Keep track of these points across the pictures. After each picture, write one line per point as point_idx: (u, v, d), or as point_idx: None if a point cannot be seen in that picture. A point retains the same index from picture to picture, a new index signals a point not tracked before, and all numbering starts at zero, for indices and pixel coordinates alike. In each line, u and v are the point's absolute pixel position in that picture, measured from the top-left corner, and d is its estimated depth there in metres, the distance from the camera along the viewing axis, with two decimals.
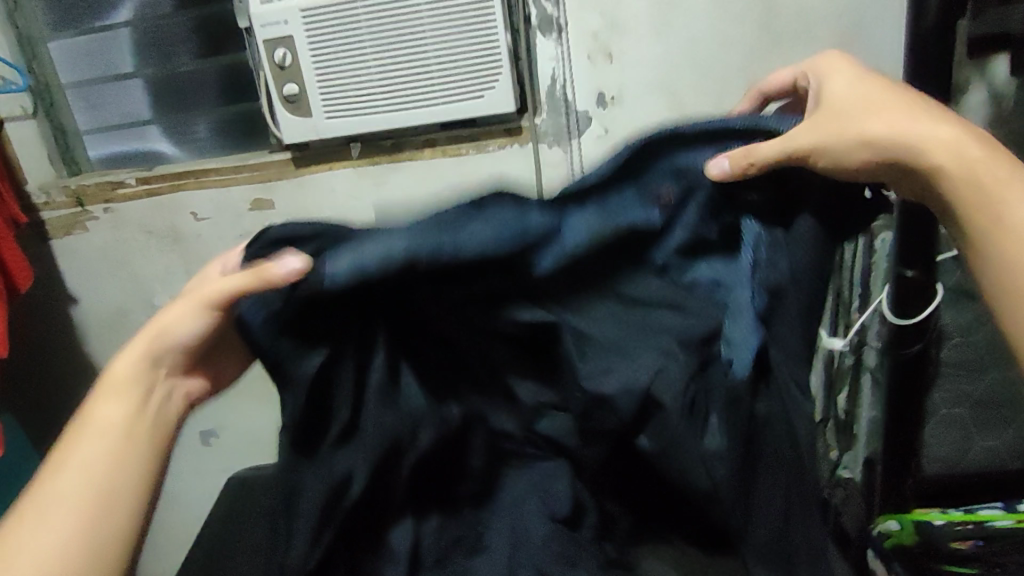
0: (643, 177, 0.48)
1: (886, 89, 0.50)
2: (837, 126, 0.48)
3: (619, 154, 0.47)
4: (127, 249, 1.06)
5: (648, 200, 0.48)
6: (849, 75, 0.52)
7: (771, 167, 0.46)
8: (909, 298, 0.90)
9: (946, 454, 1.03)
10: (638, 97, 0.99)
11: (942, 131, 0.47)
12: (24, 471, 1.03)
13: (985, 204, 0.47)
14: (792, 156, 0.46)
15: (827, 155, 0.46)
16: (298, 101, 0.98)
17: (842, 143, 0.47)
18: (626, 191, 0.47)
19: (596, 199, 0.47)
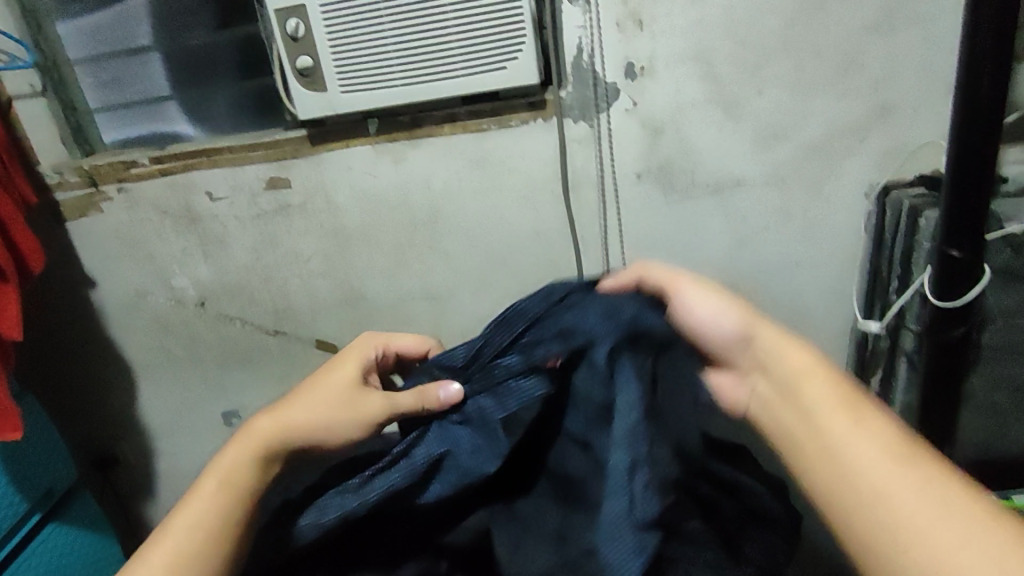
0: (535, 350, 0.66)
1: (743, 312, 0.66)
2: (706, 288, 0.68)
3: (515, 327, 0.68)
4: (142, 230, 1.04)
5: (529, 366, 0.65)
6: (718, 306, 0.66)
7: (652, 287, 0.69)
8: (955, 278, 0.85)
9: (981, 440, 0.98)
10: (670, 68, 0.93)
11: (801, 363, 0.61)
12: (45, 451, 1.03)
13: (825, 448, 0.55)
14: (664, 289, 0.68)
15: (676, 298, 0.67)
16: (312, 74, 0.93)
17: (693, 293, 0.67)
18: (532, 376, 0.66)
19: (517, 377, 0.66)
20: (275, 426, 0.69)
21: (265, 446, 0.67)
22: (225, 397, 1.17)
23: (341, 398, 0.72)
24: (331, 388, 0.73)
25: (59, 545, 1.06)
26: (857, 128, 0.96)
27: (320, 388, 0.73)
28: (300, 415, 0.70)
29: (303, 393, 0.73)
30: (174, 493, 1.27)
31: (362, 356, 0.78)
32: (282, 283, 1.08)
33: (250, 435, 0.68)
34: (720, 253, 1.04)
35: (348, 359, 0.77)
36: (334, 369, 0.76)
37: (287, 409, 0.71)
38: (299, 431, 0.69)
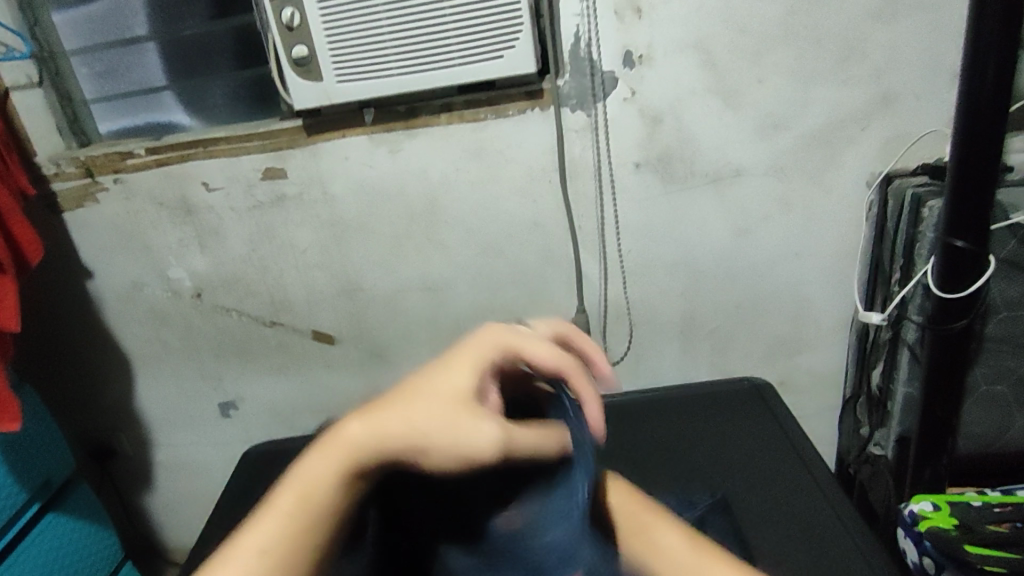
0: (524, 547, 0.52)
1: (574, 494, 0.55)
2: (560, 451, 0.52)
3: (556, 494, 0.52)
4: (139, 221, 1.04)
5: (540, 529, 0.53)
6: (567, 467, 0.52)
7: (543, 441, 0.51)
8: (959, 269, 0.84)
9: (983, 433, 0.97)
10: (669, 56, 0.92)
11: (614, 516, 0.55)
12: (46, 442, 1.03)
13: None
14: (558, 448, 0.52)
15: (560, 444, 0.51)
16: (308, 63, 0.92)
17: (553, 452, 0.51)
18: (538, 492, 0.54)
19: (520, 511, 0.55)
20: (360, 436, 0.49)
21: (351, 467, 0.49)
22: (223, 388, 1.17)
23: (455, 403, 0.50)
24: (441, 389, 0.51)
25: (60, 534, 1.05)
26: (859, 117, 0.94)
27: (426, 386, 0.51)
28: (399, 421, 0.49)
29: (407, 389, 0.52)
30: (173, 483, 1.27)
31: (486, 350, 0.53)
32: (278, 274, 1.07)
33: (332, 443, 0.49)
34: (719, 243, 1.03)
35: (471, 352, 0.52)
36: (449, 357, 0.53)
37: (378, 409, 0.51)
38: (392, 453, 0.49)
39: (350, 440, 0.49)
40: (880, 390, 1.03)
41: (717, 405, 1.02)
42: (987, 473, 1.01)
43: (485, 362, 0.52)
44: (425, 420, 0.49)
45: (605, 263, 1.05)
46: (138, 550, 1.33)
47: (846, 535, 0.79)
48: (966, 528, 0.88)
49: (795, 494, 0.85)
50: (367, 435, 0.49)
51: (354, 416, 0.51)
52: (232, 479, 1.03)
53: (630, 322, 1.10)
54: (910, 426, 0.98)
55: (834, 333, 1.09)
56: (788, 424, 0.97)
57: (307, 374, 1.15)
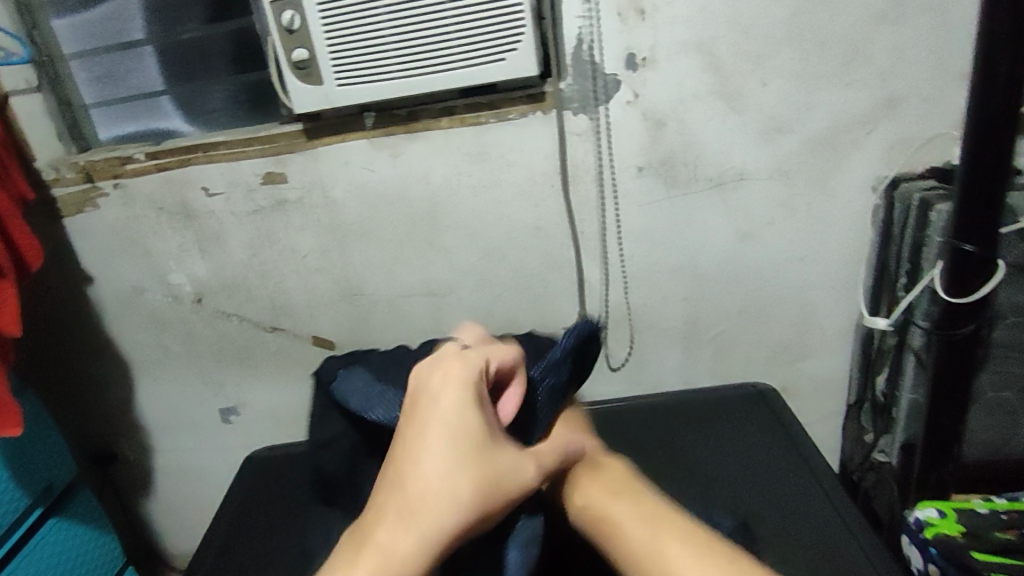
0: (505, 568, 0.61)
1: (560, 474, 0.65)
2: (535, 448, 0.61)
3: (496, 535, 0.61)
4: (139, 226, 1.03)
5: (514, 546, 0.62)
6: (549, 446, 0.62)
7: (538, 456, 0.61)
8: (966, 274, 0.83)
9: (990, 439, 0.96)
10: (672, 58, 0.91)
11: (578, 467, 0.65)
12: (47, 447, 1.03)
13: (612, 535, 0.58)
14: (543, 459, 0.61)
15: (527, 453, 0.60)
16: (308, 67, 0.92)
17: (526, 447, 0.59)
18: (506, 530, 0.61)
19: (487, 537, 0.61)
20: (391, 537, 0.51)
21: (397, 571, 0.50)
22: (223, 393, 1.17)
23: (461, 459, 0.54)
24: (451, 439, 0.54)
25: (61, 539, 1.05)
26: (864, 120, 0.93)
27: (428, 459, 0.54)
28: (422, 505, 0.52)
29: (408, 469, 0.54)
30: (174, 488, 1.27)
31: (465, 391, 0.57)
32: (278, 279, 1.07)
33: (363, 555, 0.51)
34: (722, 247, 1.02)
35: (452, 400, 0.56)
36: (432, 413, 0.56)
37: (396, 503, 0.53)
38: (429, 536, 0.52)
39: (382, 545, 0.51)
40: (885, 396, 1.02)
41: (719, 410, 1.02)
42: (993, 480, 0.99)
43: (473, 402, 0.56)
44: (449, 484, 0.53)
45: (607, 268, 1.04)
46: (139, 555, 1.33)
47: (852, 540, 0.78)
48: (973, 535, 0.87)
49: (798, 505, 0.84)
50: (411, 535, 0.51)
51: (375, 518, 0.53)
52: (234, 485, 1.03)
53: (631, 327, 1.09)
54: (915, 432, 0.97)
55: (838, 338, 1.08)
56: (793, 431, 0.96)
57: (308, 379, 1.15)
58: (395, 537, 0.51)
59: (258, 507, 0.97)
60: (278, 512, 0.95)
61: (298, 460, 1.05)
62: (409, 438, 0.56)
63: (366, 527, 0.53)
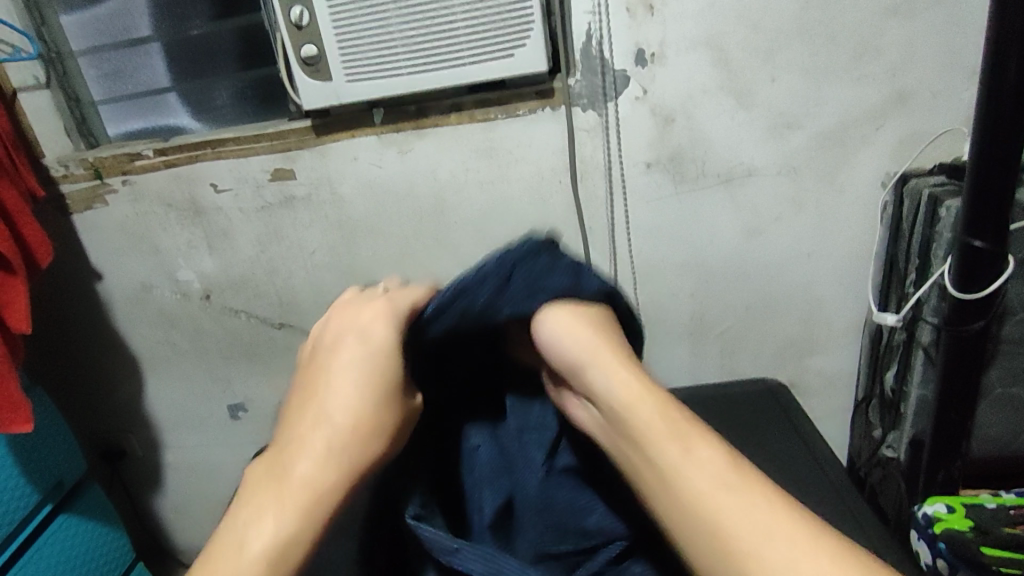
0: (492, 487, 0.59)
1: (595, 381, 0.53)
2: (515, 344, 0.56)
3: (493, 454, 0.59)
4: (147, 222, 1.03)
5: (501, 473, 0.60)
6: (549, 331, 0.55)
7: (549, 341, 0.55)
8: (976, 269, 0.83)
9: (998, 435, 0.96)
10: (681, 54, 0.91)
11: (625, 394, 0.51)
12: (57, 443, 1.03)
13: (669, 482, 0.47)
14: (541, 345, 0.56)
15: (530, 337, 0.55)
16: (317, 63, 0.91)
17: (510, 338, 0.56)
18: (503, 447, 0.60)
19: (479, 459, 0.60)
20: (315, 473, 0.49)
21: (309, 487, 0.48)
22: (231, 389, 1.17)
23: (390, 405, 0.52)
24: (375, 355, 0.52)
25: (72, 535, 1.05)
26: (873, 116, 0.93)
27: (355, 401, 0.51)
28: (346, 445, 0.50)
29: (331, 407, 0.51)
30: (182, 484, 1.27)
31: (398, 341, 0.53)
32: (287, 275, 1.07)
33: (286, 488, 0.48)
34: (731, 243, 1.02)
35: (383, 345, 0.53)
36: (360, 357, 0.52)
37: (319, 440, 0.50)
38: (350, 473, 0.50)
39: (306, 478, 0.48)
40: (893, 391, 1.02)
41: (728, 406, 1.02)
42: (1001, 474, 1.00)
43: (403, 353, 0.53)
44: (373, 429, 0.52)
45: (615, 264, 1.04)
46: (148, 550, 1.33)
47: (862, 534, 0.78)
48: (981, 529, 0.87)
49: (808, 501, 0.84)
50: (326, 449, 0.49)
51: (294, 448, 0.50)
52: None
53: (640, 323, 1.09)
54: (923, 428, 0.97)
55: (845, 334, 1.08)
56: (804, 427, 0.96)
57: None
58: (306, 459, 0.49)
59: None
60: None
61: None
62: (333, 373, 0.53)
63: (285, 458, 0.50)
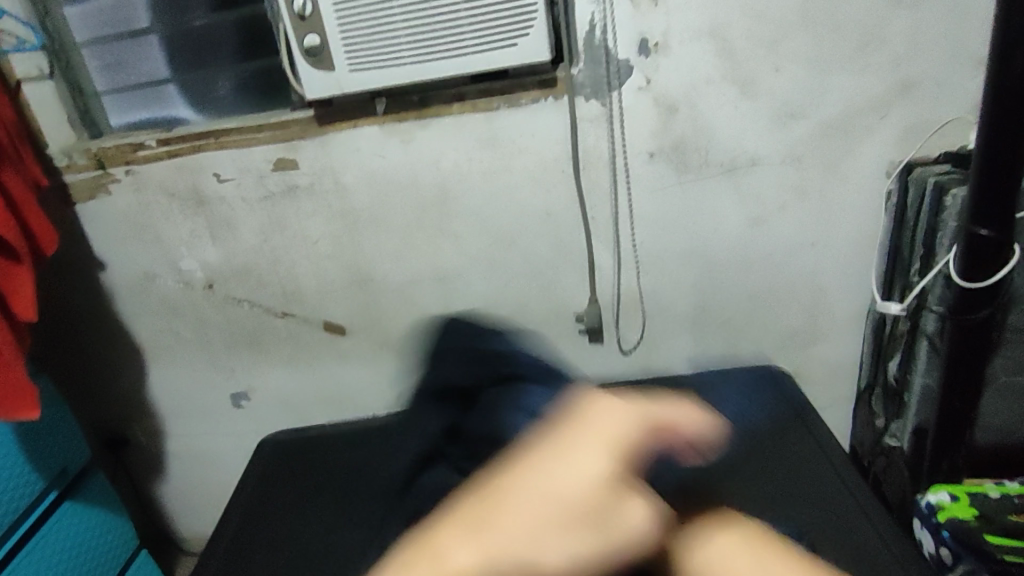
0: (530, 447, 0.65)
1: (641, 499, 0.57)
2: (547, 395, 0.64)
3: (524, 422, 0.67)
4: (151, 212, 1.03)
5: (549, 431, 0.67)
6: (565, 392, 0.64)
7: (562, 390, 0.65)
8: (981, 259, 0.83)
9: (1002, 424, 0.96)
10: (684, 43, 0.91)
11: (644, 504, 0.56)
12: (63, 431, 1.04)
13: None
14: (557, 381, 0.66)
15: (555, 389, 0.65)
16: (319, 53, 0.91)
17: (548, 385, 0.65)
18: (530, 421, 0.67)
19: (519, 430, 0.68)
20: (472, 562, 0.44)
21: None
22: (235, 379, 1.17)
23: (576, 520, 0.47)
24: (565, 482, 0.47)
25: (77, 523, 1.06)
26: (877, 105, 0.93)
27: (546, 506, 0.46)
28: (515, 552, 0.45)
29: (519, 497, 0.47)
30: (186, 474, 1.27)
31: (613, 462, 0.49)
32: (290, 265, 1.07)
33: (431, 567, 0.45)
34: (734, 233, 1.02)
35: (595, 459, 0.49)
36: (566, 462, 0.48)
37: (493, 526, 0.45)
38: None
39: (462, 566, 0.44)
40: (897, 381, 1.02)
41: (732, 395, 1.02)
42: (1005, 465, 0.99)
43: (615, 472, 0.49)
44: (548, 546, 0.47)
45: (619, 254, 1.04)
46: (152, 540, 1.34)
47: (868, 522, 0.78)
48: (986, 518, 0.87)
49: (812, 489, 0.84)
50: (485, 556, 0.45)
51: (459, 522, 0.46)
52: (248, 468, 1.04)
53: (643, 313, 1.09)
54: (927, 418, 0.96)
55: (849, 324, 1.08)
56: (809, 416, 0.95)
57: (319, 366, 1.15)
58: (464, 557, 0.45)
59: (272, 491, 0.98)
60: (293, 497, 0.96)
61: (310, 445, 1.06)
62: (533, 463, 0.49)
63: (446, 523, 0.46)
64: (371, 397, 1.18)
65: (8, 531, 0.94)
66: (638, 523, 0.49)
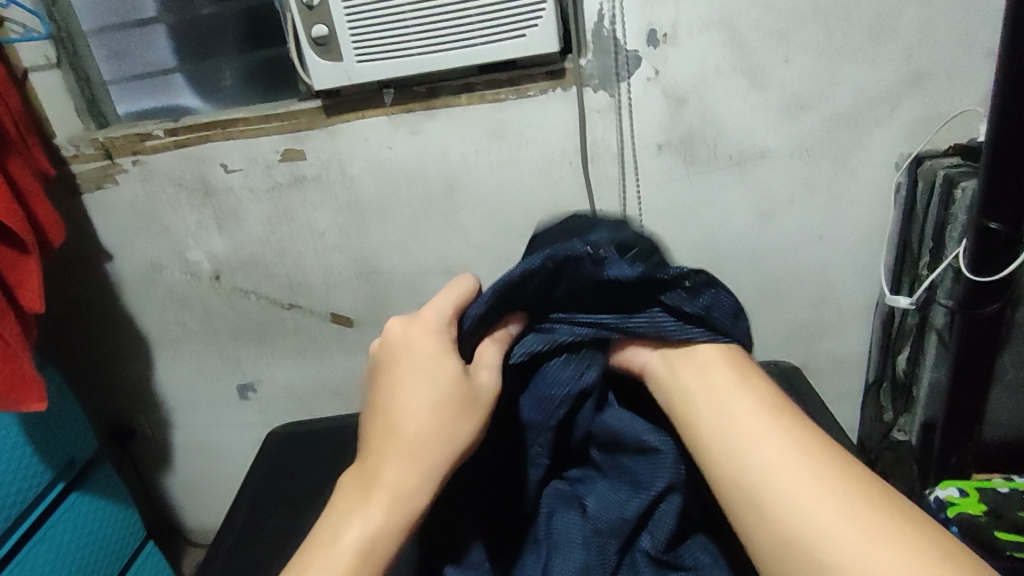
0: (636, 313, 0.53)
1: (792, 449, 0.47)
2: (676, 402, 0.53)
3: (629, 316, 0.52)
4: (158, 202, 1.03)
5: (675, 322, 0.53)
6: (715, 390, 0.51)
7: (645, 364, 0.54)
8: (992, 251, 0.82)
9: (1010, 419, 0.96)
10: (693, 34, 0.90)
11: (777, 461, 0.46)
12: (71, 422, 1.04)
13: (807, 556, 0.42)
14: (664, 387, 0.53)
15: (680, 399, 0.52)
16: (328, 43, 0.91)
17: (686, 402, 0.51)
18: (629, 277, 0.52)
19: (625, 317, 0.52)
20: (401, 475, 0.48)
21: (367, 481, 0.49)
22: (241, 370, 1.17)
23: (444, 414, 0.50)
24: (409, 352, 0.53)
25: (84, 514, 1.06)
26: (887, 97, 0.92)
27: (409, 420, 0.50)
28: (411, 441, 0.49)
29: (378, 433, 0.50)
30: (192, 465, 1.28)
31: (441, 338, 0.53)
32: (296, 257, 1.07)
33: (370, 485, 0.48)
34: (742, 226, 1.02)
35: (429, 353, 0.52)
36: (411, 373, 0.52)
37: (388, 450, 0.49)
38: (424, 468, 0.48)
39: (391, 483, 0.48)
40: (906, 375, 1.02)
41: None
42: (1012, 460, 0.99)
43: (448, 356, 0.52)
44: (424, 397, 0.50)
45: None
46: (159, 530, 1.35)
47: None
48: (995, 513, 0.87)
49: None
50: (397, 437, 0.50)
51: (370, 469, 0.49)
52: (256, 460, 1.04)
53: None
54: (935, 413, 0.96)
55: (856, 318, 1.07)
56: (817, 410, 0.95)
57: (326, 357, 1.16)
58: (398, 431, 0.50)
59: (279, 483, 0.98)
60: (300, 489, 0.96)
61: (316, 437, 1.06)
62: (387, 390, 0.52)
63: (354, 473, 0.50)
64: None
65: (17, 520, 0.95)
66: (493, 381, 0.52)
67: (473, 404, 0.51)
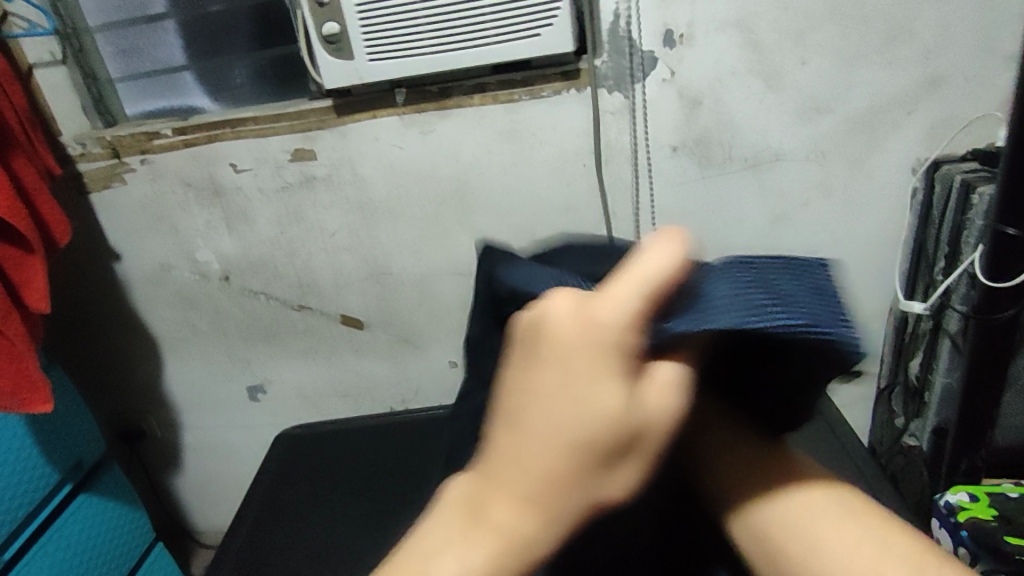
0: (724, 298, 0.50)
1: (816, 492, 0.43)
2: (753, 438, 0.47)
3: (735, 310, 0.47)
4: (166, 202, 1.02)
5: None
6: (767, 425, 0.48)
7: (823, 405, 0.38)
8: (1008, 257, 0.82)
9: (1021, 423, 0.96)
10: (710, 35, 0.89)
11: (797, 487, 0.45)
12: (78, 422, 1.04)
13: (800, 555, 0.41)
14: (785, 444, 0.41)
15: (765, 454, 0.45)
16: (338, 41, 0.89)
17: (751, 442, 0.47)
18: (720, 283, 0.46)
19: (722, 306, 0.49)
20: (521, 516, 0.33)
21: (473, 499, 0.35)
22: (250, 371, 1.16)
23: (596, 440, 0.31)
24: (553, 340, 0.32)
25: (92, 515, 1.06)
26: (904, 100, 0.91)
27: (539, 458, 0.32)
28: (546, 490, 0.32)
29: (500, 456, 0.33)
30: (200, 465, 1.27)
31: (609, 344, 0.31)
32: (306, 257, 1.06)
33: (477, 515, 0.34)
34: (756, 230, 1.01)
35: (583, 368, 0.31)
36: (545, 374, 0.32)
37: (504, 475, 0.33)
38: (556, 515, 0.33)
39: (505, 527, 0.33)
40: (918, 380, 1.02)
41: None
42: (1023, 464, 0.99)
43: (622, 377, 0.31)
44: (562, 410, 0.31)
45: None
46: (168, 529, 1.35)
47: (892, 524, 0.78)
48: (1006, 519, 0.87)
49: None
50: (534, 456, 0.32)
51: (481, 487, 0.34)
52: (266, 462, 1.03)
53: None
54: (948, 418, 0.96)
55: (869, 322, 1.07)
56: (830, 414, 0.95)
57: (335, 358, 1.15)
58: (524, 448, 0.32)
59: (289, 486, 0.97)
60: (310, 492, 0.95)
61: (326, 439, 1.05)
62: (517, 392, 0.33)
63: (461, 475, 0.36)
64: (387, 390, 1.18)
65: (25, 521, 0.95)
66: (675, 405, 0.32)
67: (643, 448, 0.32)
